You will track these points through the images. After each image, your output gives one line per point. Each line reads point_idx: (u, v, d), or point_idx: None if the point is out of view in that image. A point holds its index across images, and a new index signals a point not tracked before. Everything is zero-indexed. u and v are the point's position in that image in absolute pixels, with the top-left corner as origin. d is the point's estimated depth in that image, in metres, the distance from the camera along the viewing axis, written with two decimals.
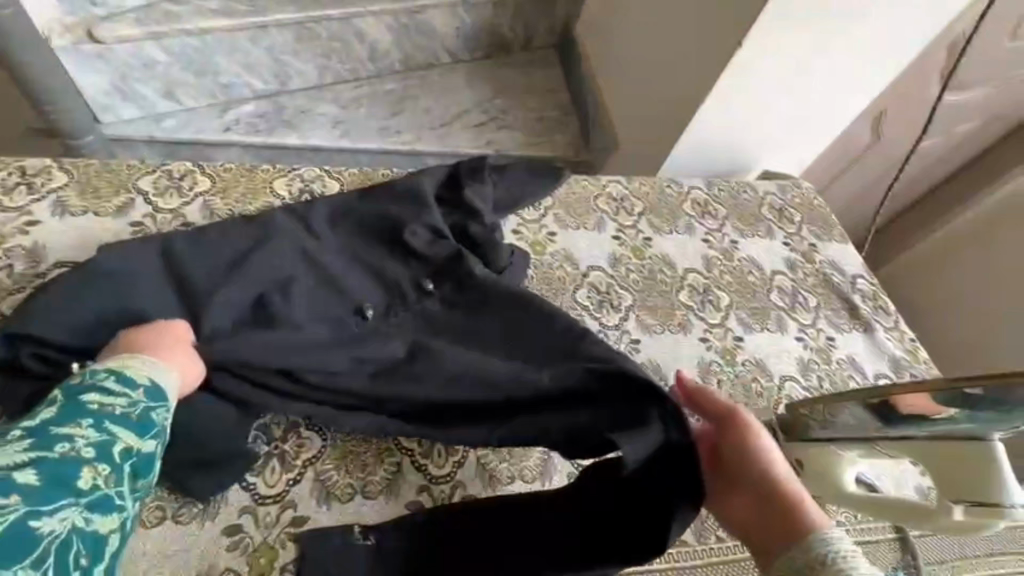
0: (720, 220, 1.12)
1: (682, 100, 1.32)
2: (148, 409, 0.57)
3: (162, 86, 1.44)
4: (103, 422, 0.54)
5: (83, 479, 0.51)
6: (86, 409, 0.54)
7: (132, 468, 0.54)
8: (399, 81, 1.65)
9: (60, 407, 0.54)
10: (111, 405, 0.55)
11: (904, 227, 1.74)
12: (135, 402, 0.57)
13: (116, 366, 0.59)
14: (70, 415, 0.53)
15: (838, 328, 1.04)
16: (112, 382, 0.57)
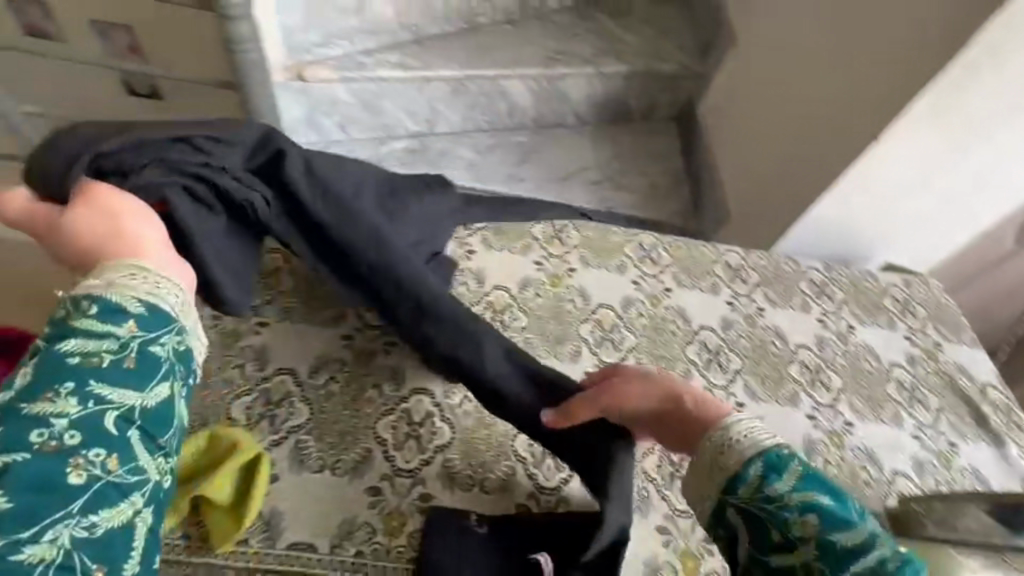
0: (838, 303, 1.12)
1: (806, 185, 1.36)
2: (138, 348, 0.55)
3: (339, 120, 1.71)
4: (85, 388, 0.52)
5: (72, 472, 0.49)
6: (69, 370, 0.52)
7: (138, 430, 0.53)
8: (531, 137, 1.84)
9: (39, 371, 0.52)
10: (94, 356, 0.53)
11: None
12: (123, 346, 0.54)
13: (94, 297, 0.55)
14: (50, 381, 0.51)
15: (961, 434, 0.99)
16: (93, 325, 0.54)
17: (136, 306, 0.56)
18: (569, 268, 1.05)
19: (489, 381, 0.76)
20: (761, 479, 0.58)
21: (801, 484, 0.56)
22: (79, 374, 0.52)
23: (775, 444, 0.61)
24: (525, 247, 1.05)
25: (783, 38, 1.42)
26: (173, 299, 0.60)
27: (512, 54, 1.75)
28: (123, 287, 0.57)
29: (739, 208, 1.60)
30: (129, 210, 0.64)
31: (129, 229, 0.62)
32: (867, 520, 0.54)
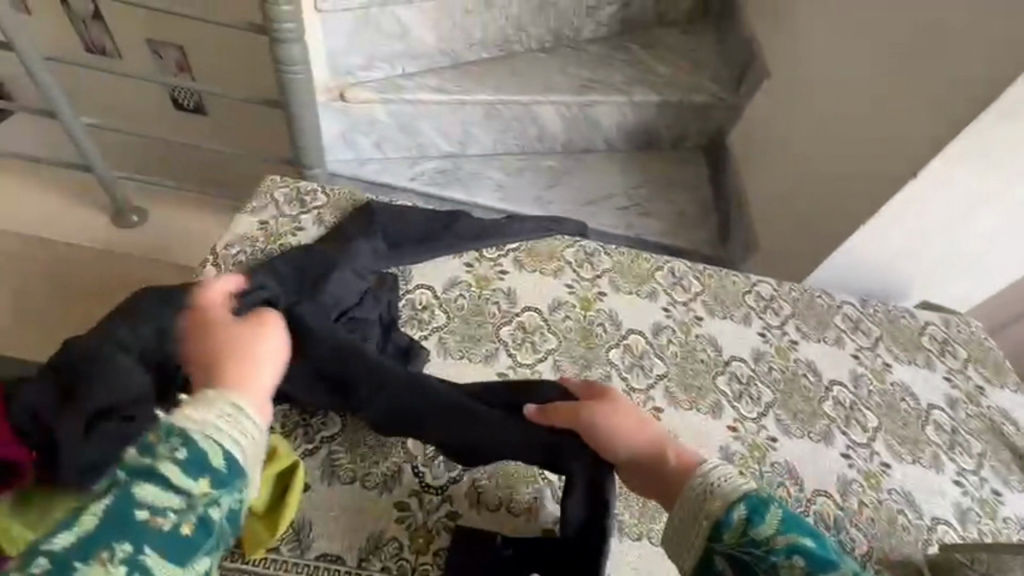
0: (873, 339, 1.10)
1: (841, 219, 1.35)
2: (205, 514, 0.49)
3: (375, 139, 1.78)
4: (140, 553, 0.46)
5: None
6: (132, 528, 0.46)
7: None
8: (560, 161, 1.87)
9: (104, 518, 0.46)
10: (160, 517, 0.47)
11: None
12: (192, 507, 0.49)
13: (185, 441, 0.50)
14: (109, 535, 0.45)
15: (1005, 483, 0.95)
16: (174, 472, 0.49)
17: (218, 456, 0.51)
18: (599, 292, 1.05)
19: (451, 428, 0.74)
20: (742, 526, 0.53)
21: (784, 529, 0.50)
22: (144, 533, 0.46)
23: (751, 491, 0.55)
24: (556, 270, 1.07)
25: (819, 72, 1.42)
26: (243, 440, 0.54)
27: (546, 81, 1.78)
28: (216, 433, 0.52)
29: (770, 239, 1.59)
30: (272, 338, 0.66)
31: (261, 353, 0.63)
32: (855, 564, 0.48)
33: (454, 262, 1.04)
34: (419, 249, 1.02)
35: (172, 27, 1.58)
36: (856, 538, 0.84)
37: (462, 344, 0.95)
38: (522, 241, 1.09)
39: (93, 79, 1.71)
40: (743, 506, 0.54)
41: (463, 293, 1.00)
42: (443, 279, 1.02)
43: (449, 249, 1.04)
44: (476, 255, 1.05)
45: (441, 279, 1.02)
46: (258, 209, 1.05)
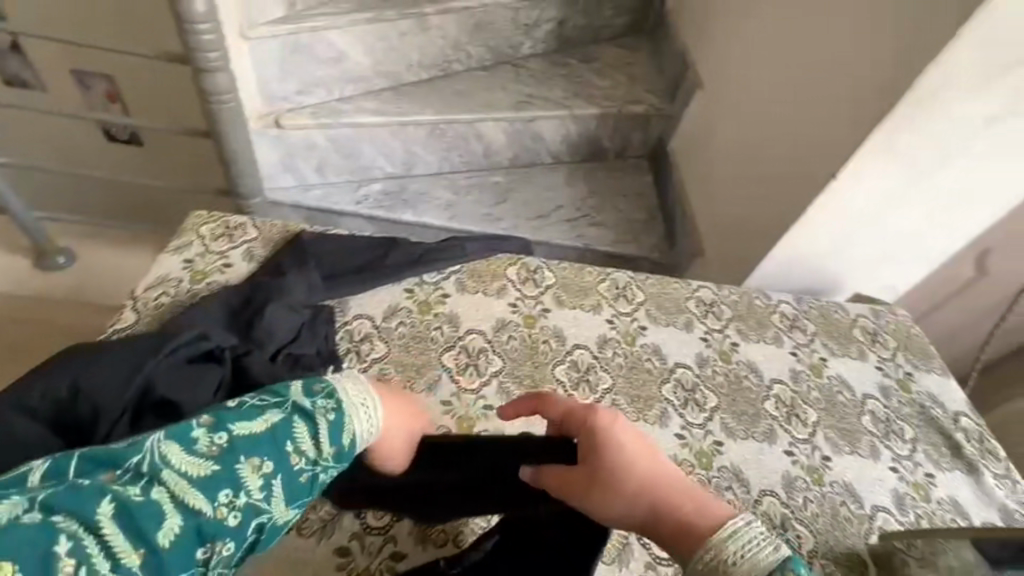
0: (809, 335, 1.14)
1: (773, 221, 1.41)
2: (317, 475, 0.56)
3: (316, 164, 1.74)
4: (272, 480, 0.53)
5: (205, 549, 0.49)
6: (279, 455, 0.54)
7: (256, 537, 0.52)
8: (506, 177, 1.88)
9: (271, 429, 0.55)
10: (299, 457, 0.55)
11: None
12: (316, 462, 0.56)
13: (335, 409, 0.59)
14: (265, 448, 0.54)
15: (938, 465, 0.99)
16: (323, 427, 0.58)
17: (349, 439, 0.60)
18: (543, 309, 1.05)
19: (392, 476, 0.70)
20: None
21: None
22: (282, 463, 0.54)
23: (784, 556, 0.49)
24: (499, 290, 1.06)
25: (745, 83, 1.49)
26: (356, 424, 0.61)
27: (488, 99, 1.79)
28: (354, 418, 0.60)
29: (713, 243, 1.65)
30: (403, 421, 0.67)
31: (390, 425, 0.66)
32: None
33: (392, 288, 1.02)
34: (360, 280, 1.00)
35: (90, 57, 1.50)
36: (802, 533, 0.86)
37: (406, 372, 0.93)
38: (463, 262, 1.07)
39: (5, 114, 1.61)
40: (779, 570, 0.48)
41: (404, 319, 0.99)
42: (384, 308, 0.99)
43: (389, 277, 1.01)
44: (417, 281, 1.03)
45: (382, 309, 0.99)
46: (184, 245, 1.01)
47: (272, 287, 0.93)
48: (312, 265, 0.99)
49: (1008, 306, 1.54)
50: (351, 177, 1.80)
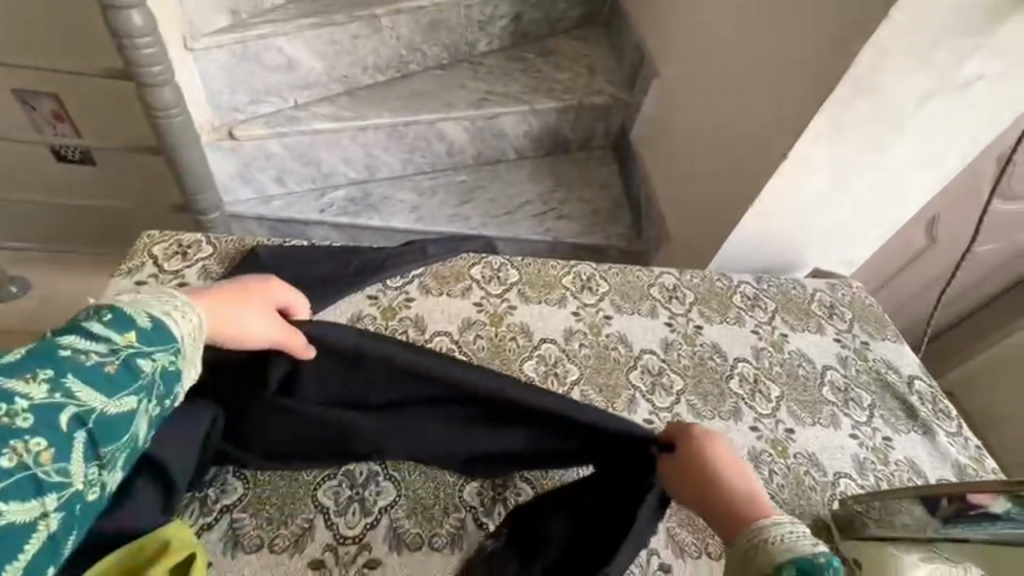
0: (770, 313, 1.18)
1: (730, 205, 1.44)
2: (128, 358, 0.55)
3: (275, 174, 1.71)
4: (63, 377, 0.51)
5: (11, 455, 0.46)
6: (56, 360, 0.51)
7: (88, 431, 0.51)
8: (471, 175, 1.88)
9: (31, 352, 0.52)
10: (86, 353, 0.53)
11: (964, 337, 1.75)
12: (115, 351, 0.54)
13: (112, 305, 0.57)
14: (35, 362, 0.51)
15: (895, 429, 1.03)
16: (104, 325, 0.55)
17: (145, 320, 0.58)
18: (509, 306, 1.06)
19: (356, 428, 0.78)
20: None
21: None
22: (63, 364, 0.51)
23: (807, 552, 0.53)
24: (464, 290, 1.06)
25: (700, 71, 1.52)
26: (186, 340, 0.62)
27: (446, 98, 1.78)
28: (135, 306, 0.58)
29: (676, 229, 1.66)
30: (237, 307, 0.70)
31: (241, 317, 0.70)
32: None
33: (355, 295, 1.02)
34: (322, 290, 0.99)
35: (25, 76, 1.44)
36: None
37: None
38: (426, 265, 1.08)
39: None
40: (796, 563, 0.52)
41: (368, 326, 0.98)
42: (348, 317, 0.99)
43: (352, 285, 1.01)
44: (380, 289, 1.03)
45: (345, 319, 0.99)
46: (136, 267, 0.98)
47: None
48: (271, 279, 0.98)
49: (952, 274, 1.61)
50: (313, 184, 1.78)
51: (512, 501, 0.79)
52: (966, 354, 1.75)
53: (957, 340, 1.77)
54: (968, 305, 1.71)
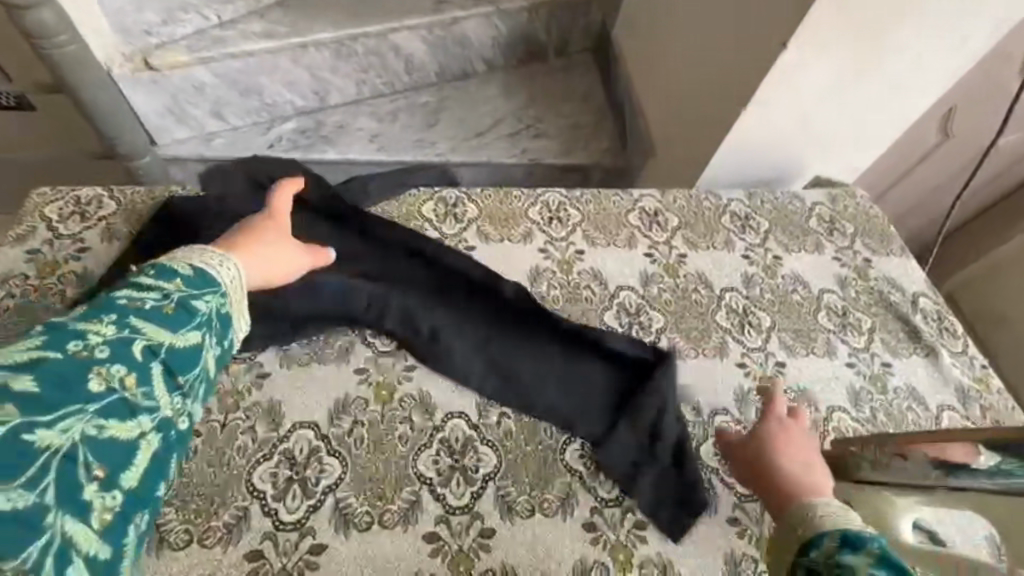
0: (762, 234, 1.06)
1: (720, 108, 1.24)
2: (183, 299, 0.56)
3: (210, 107, 1.45)
4: (126, 318, 0.52)
5: (95, 383, 0.48)
6: (114, 306, 0.53)
7: (161, 363, 0.52)
8: (436, 95, 1.61)
9: (87, 306, 0.53)
10: (143, 299, 0.54)
11: (985, 227, 1.61)
12: (167, 294, 0.55)
13: (155, 262, 0.58)
14: (95, 311, 0.52)
15: (895, 353, 0.94)
16: (148, 276, 0.56)
17: (186, 269, 0.58)
18: (466, 248, 0.93)
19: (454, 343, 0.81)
20: (831, 549, 0.50)
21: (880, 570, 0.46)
22: (121, 309, 0.53)
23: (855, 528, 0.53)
24: (414, 233, 0.93)
25: None
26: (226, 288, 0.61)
27: (397, 4, 1.52)
28: (177, 260, 0.59)
29: (661, 139, 1.47)
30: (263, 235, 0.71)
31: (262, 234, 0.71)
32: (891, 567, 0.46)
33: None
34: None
35: None
36: None
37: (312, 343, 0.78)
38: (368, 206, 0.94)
39: None
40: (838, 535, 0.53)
41: None
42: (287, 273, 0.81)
43: None
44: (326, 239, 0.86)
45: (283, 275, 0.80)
46: (27, 233, 0.84)
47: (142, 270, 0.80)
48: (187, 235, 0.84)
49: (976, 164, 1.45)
50: (257, 118, 1.52)
51: (471, 468, 0.72)
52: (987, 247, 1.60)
53: (980, 230, 1.62)
54: (989, 196, 1.57)
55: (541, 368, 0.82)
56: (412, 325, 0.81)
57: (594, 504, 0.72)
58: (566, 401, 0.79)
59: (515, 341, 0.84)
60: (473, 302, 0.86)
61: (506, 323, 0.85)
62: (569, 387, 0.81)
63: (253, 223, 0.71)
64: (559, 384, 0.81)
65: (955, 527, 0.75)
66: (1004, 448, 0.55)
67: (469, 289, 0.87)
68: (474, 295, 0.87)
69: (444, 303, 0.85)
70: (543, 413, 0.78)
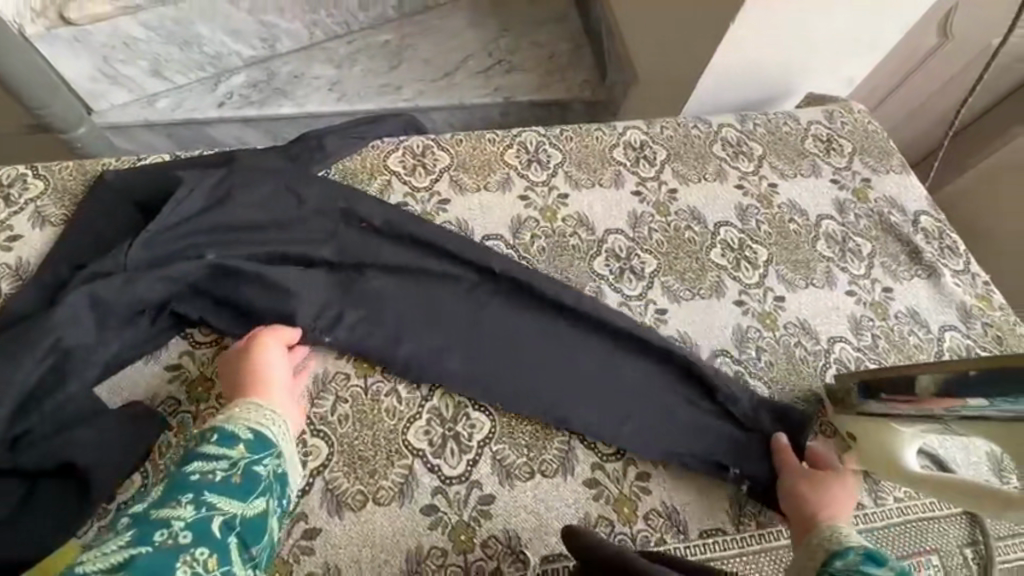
0: (756, 160, 0.99)
1: (706, 26, 1.13)
2: (250, 464, 0.55)
3: (148, 65, 1.27)
4: (202, 495, 0.50)
5: (182, 570, 0.45)
6: (190, 485, 0.51)
7: (237, 536, 0.50)
8: (398, 32, 1.46)
9: (164, 488, 0.51)
10: (211, 471, 0.53)
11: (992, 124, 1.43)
12: (235, 462, 0.54)
13: (215, 424, 0.57)
14: (175, 491, 0.50)
15: (896, 277, 0.90)
16: (215, 443, 0.55)
17: (246, 431, 0.57)
18: (440, 201, 0.86)
19: (428, 333, 0.73)
20: (857, 561, 0.56)
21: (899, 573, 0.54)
22: (197, 486, 0.51)
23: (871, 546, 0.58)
24: (382, 189, 0.85)
25: None
26: (278, 428, 0.59)
27: None
28: (239, 415, 0.58)
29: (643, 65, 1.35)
30: (266, 360, 0.65)
31: (258, 365, 0.64)
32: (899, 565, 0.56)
33: (253, 216, 0.75)
34: (204, 218, 0.73)
35: None
36: (757, 387, 0.78)
37: None
38: (327, 164, 0.85)
39: None
40: (860, 549, 0.57)
41: None
42: (248, 245, 0.74)
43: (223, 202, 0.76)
44: (283, 206, 0.77)
45: (244, 250, 0.74)
46: None
47: (85, 256, 0.73)
48: (129, 211, 0.76)
49: (987, 58, 1.31)
50: (202, 73, 1.34)
51: (465, 435, 0.69)
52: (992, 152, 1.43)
53: (989, 128, 1.44)
54: (1002, 89, 1.39)
55: (531, 347, 0.74)
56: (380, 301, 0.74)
57: (595, 459, 0.70)
58: (559, 382, 0.73)
59: (499, 320, 0.75)
60: (443, 285, 0.76)
61: (489, 300, 0.76)
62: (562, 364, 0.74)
63: (246, 366, 0.64)
64: (551, 365, 0.73)
65: (959, 448, 0.74)
66: (992, 374, 0.56)
67: (438, 268, 0.76)
68: (443, 277, 0.76)
69: (408, 283, 0.75)
70: (533, 397, 0.71)
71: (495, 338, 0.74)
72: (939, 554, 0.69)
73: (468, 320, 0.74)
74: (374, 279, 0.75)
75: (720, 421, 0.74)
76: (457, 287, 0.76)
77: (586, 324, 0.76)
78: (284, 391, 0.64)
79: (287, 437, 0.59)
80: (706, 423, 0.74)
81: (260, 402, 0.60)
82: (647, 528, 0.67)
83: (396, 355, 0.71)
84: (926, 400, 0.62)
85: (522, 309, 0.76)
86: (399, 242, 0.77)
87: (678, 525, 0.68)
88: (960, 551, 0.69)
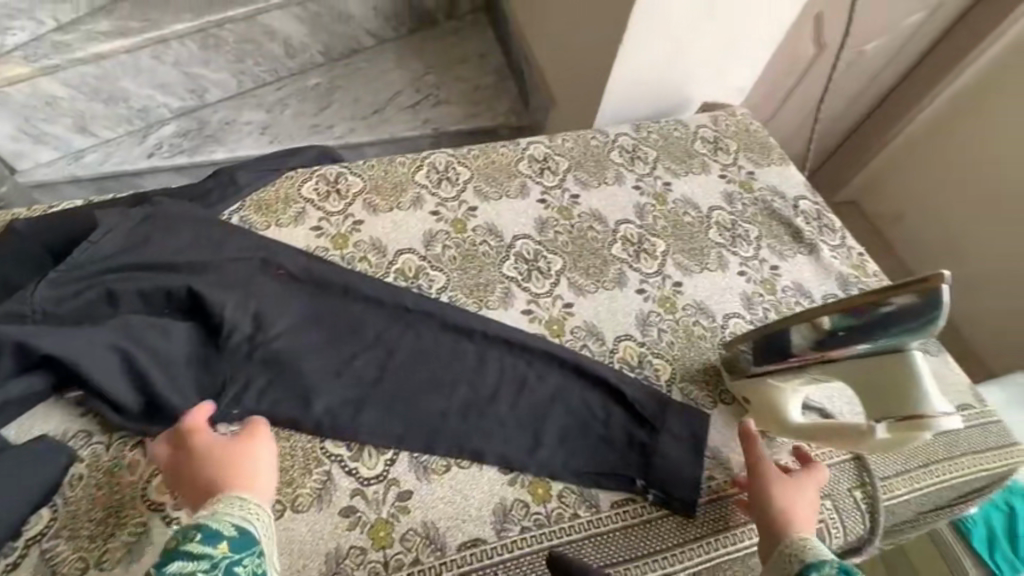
0: (651, 163, 1.08)
1: (602, 52, 1.24)
2: (231, 565, 0.51)
3: (73, 122, 1.29)
4: None
5: None
6: None
7: None
8: (326, 76, 1.53)
9: None
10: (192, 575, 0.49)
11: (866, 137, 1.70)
12: (218, 563, 0.50)
13: (198, 519, 0.52)
14: None
15: (781, 255, 1.00)
16: (198, 542, 0.50)
17: (231, 528, 0.52)
18: (354, 222, 0.90)
19: (342, 375, 0.75)
20: None
21: None
22: None
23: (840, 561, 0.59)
24: (297, 215, 0.89)
25: None
26: (265, 524, 0.55)
27: None
28: (223, 510, 0.53)
29: (557, 90, 1.46)
30: (248, 445, 0.61)
31: (243, 453, 0.60)
32: None
33: (164, 247, 0.77)
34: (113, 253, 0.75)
35: None
36: (659, 365, 0.84)
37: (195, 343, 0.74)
38: (242, 197, 0.89)
39: None
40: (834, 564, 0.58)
41: None
42: (160, 275, 0.75)
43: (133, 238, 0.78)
44: (195, 236, 0.80)
45: (156, 279, 0.75)
46: None
47: None
48: (39, 255, 0.78)
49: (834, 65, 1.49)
50: (130, 127, 1.38)
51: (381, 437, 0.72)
52: (869, 154, 1.70)
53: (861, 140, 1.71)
54: (862, 110, 1.67)
55: (446, 380, 0.76)
56: (296, 328, 0.77)
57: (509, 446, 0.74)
58: (472, 416, 0.74)
59: (412, 360, 0.77)
60: (354, 336, 0.78)
61: (399, 342, 0.78)
62: (476, 398, 0.76)
63: (228, 453, 0.59)
64: (465, 392, 0.76)
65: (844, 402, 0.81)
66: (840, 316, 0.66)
67: (355, 312, 0.80)
68: (359, 321, 0.79)
69: (324, 324, 0.78)
70: (451, 436, 0.72)
71: (410, 377, 0.76)
72: (833, 499, 0.74)
73: (380, 363, 0.76)
74: (285, 326, 0.76)
75: (625, 407, 0.78)
76: (372, 329, 0.79)
77: (500, 355, 0.79)
78: (272, 482, 0.60)
79: (271, 534, 0.55)
80: (612, 401, 0.79)
81: (242, 494, 0.56)
82: (560, 505, 0.71)
83: (310, 411, 0.71)
84: (802, 352, 0.71)
85: (437, 343, 0.79)
86: (315, 290, 0.80)
87: (590, 500, 0.72)
88: (850, 493, 0.75)
